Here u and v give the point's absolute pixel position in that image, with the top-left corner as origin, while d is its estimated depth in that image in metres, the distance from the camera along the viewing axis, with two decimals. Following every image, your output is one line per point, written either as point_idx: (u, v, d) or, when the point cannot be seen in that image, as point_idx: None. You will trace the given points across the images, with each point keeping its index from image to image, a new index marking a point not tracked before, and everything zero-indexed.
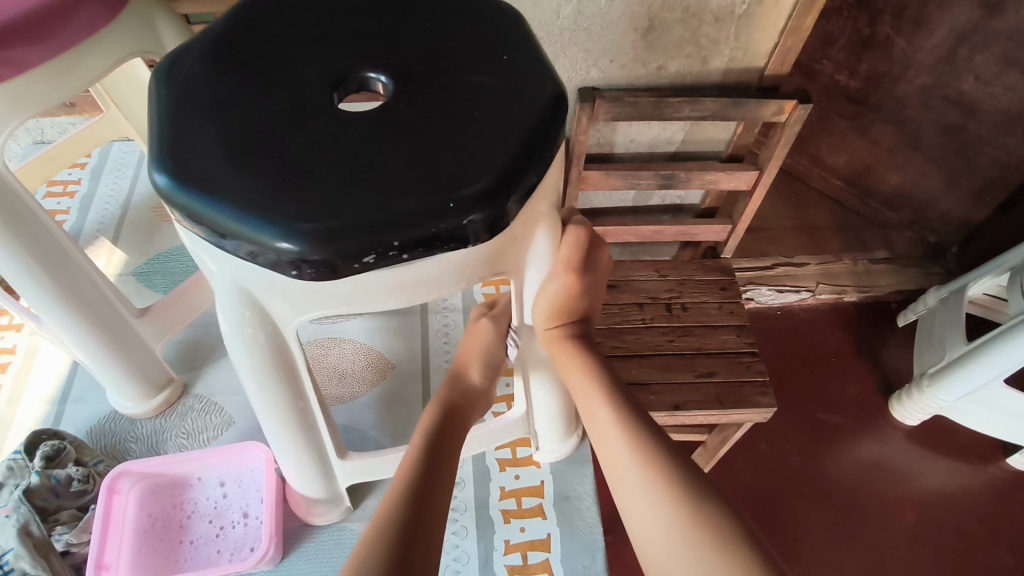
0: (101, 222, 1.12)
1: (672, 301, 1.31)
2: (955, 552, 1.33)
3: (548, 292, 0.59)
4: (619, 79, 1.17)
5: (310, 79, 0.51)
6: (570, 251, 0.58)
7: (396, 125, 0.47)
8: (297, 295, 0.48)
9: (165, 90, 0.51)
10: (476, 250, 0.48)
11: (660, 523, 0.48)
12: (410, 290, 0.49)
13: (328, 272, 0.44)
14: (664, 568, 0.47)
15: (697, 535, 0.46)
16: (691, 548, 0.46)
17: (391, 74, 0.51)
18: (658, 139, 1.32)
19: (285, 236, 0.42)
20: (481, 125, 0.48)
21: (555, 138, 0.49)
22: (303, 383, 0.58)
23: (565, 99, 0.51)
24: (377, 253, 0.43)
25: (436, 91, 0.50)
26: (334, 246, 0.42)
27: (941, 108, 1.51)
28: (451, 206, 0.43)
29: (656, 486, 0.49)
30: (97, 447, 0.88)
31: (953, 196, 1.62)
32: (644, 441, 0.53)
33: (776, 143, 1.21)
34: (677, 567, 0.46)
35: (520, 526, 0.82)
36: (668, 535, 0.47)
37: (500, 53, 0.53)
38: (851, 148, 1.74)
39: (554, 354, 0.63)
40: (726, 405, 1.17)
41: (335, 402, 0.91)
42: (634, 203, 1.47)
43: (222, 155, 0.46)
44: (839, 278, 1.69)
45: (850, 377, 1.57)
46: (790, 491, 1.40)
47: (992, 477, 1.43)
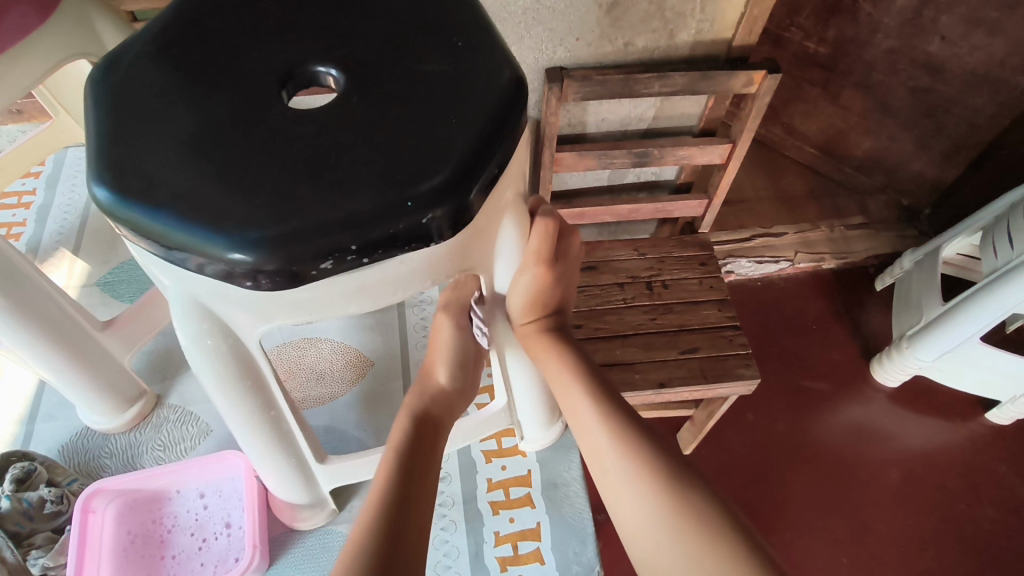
0: (60, 232, 1.08)
1: (652, 279, 1.31)
2: (939, 509, 1.36)
3: (520, 286, 0.57)
4: (586, 57, 1.15)
5: (255, 77, 0.48)
6: (541, 243, 0.55)
7: (348, 121, 0.45)
8: (256, 305, 0.46)
9: (103, 95, 0.48)
10: (441, 248, 0.46)
11: (647, 513, 0.47)
12: (373, 292, 0.47)
13: (286, 281, 0.42)
14: (651, 558, 0.46)
15: (685, 524, 0.45)
16: (679, 538, 0.45)
17: (341, 67, 0.49)
18: (630, 116, 1.30)
19: (236, 246, 0.40)
20: (438, 116, 0.46)
21: (514, 126, 0.47)
22: (273, 394, 0.56)
23: (524, 84, 0.49)
24: (335, 258, 0.41)
25: (388, 83, 0.48)
26: (290, 254, 0.40)
27: (909, 71, 1.52)
28: (409, 203, 0.42)
29: (642, 476, 0.49)
30: (70, 465, 0.86)
31: (924, 158, 1.64)
32: (626, 431, 0.52)
33: (747, 115, 1.20)
34: (667, 558, 0.45)
35: (509, 517, 0.82)
36: (655, 525, 0.46)
37: (454, 39, 0.51)
38: (823, 115, 1.74)
39: (531, 347, 0.61)
40: (710, 379, 1.18)
41: (315, 404, 0.89)
42: (610, 182, 1.46)
43: (165, 163, 0.44)
44: (816, 246, 1.70)
45: (831, 343, 1.59)
46: (777, 460, 1.41)
47: (972, 433, 1.46)
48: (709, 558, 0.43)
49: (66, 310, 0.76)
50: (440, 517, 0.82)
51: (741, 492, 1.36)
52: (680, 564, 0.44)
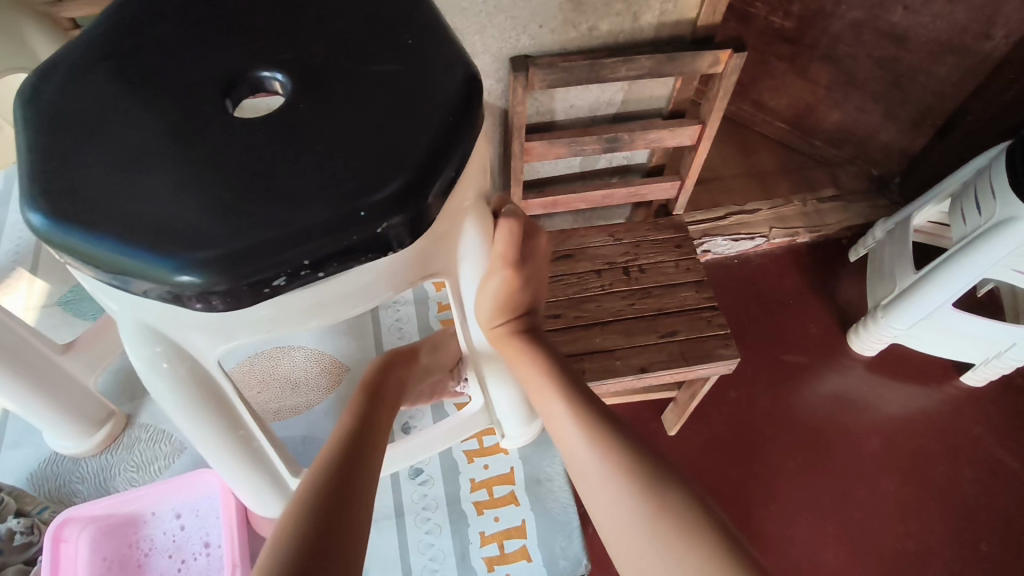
0: (15, 252, 1.05)
1: (629, 263, 1.31)
2: (920, 472, 1.39)
3: (488, 291, 0.55)
4: (551, 44, 1.13)
5: (195, 85, 0.46)
6: (507, 246, 0.53)
7: (296, 128, 0.43)
8: (210, 325, 0.44)
9: (34, 113, 0.46)
10: (400, 256, 0.45)
11: (626, 516, 0.46)
12: (330, 306, 0.45)
13: (237, 300, 0.40)
14: (632, 562, 0.45)
15: (665, 525, 0.45)
16: (659, 539, 0.45)
17: (287, 71, 0.47)
18: (598, 102, 1.29)
19: (182, 267, 0.38)
20: (390, 118, 0.44)
21: (470, 127, 0.46)
22: (239, 412, 0.54)
23: (477, 82, 0.48)
24: (289, 274, 0.39)
25: (337, 86, 0.46)
26: (240, 272, 0.38)
27: (874, 41, 1.52)
28: (362, 213, 0.40)
29: (621, 479, 0.48)
30: (41, 493, 0.84)
31: (892, 128, 1.65)
32: (602, 433, 0.51)
33: (715, 95, 1.20)
34: (650, 557, 0.44)
35: (493, 515, 0.83)
36: (635, 529, 0.46)
37: (404, 38, 0.49)
38: (791, 89, 1.74)
39: (503, 350, 0.60)
40: (690, 361, 1.19)
41: (291, 413, 0.88)
42: (582, 169, 1.44)
43: (104, 183, 0.41)
44: (790, 221, 1.71)
45: (809, 315, 1.61)
46: (761, 434, 1.42)
47: (949, 397, 1.49)
48: (690, 558, 0.43)
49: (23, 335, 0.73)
50: (425, 521, 0.82)
51: (727, 468, 1.38)
52: (660, 568, 0.44)
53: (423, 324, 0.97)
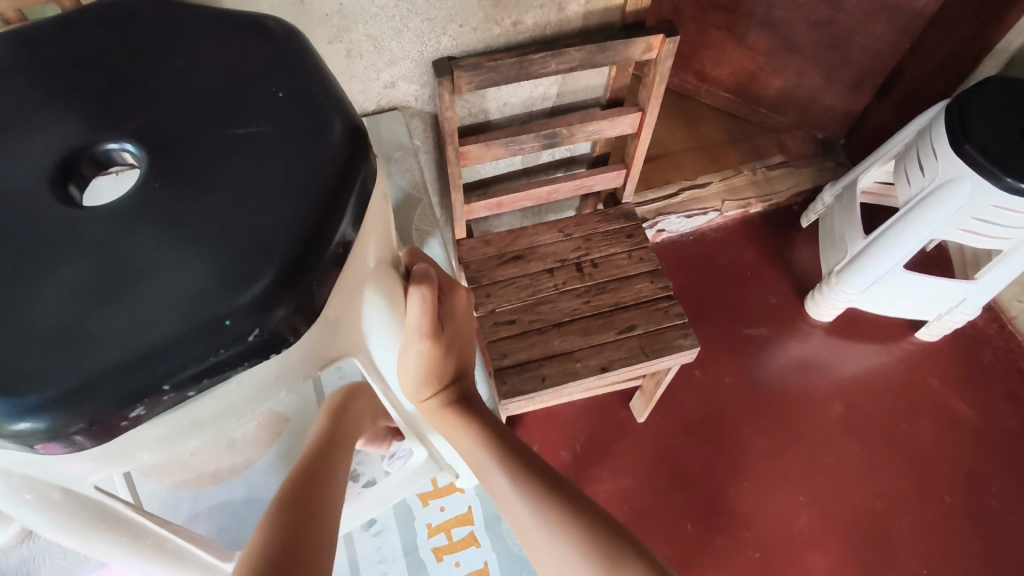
0: None
1: (581, 259, 1.27)
2: (883, 433, 1.40)
3: (406, 364, 0.51)
4: (474, 43, 1.06)
5: (24, 174, 0.39)
6: (420, 316, 0.48)
7: (143, 220, 0.37)
8: (73, 462, 0.38)
9: None
10: (288, 355, 0.39)
11: None
12: (212, 422, 0.40)
13: (94, 437, 0.34)
14: None
15: None
16: None
17: (138, 143, 0.40)
18: (533, 96, 1.23)
19: (16, 414, 0.32)
20: (257, 193, 0.38)
21: (354, 194, 0.40)
22: (141, 522, 0.50)
23: (362, 136, 0.42)
24: (148, 401, 0.34)
25: (192, 158, 0.39)
26: (86, 411, 0.33)
27: (810, 5, 1.48)
28: (227, 321, 0.34)
29: (576, 554, 0.45)
30: None
31: (833, 90, 1.64)
32: (549, 506, 0.47)
33: (652, 81, 1.15)
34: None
35: (454, 560, 0.91)
36: None
37: (274, 89, 0.43)
38: (732, 59, 1.70)
39: (435, 421, 0.56)
40: (651, 355, 1.17)
41: (229, 474, 0.84)
42: (524, 165, 1.39)
43: None
44: (742, 191, 1.69)
45: (767, 286, 1.60)
46: (728, 412, 1.42)
47: (906, 354, 1.50)
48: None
49: None
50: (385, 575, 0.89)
51: (697, 450, 1.37)
52: None
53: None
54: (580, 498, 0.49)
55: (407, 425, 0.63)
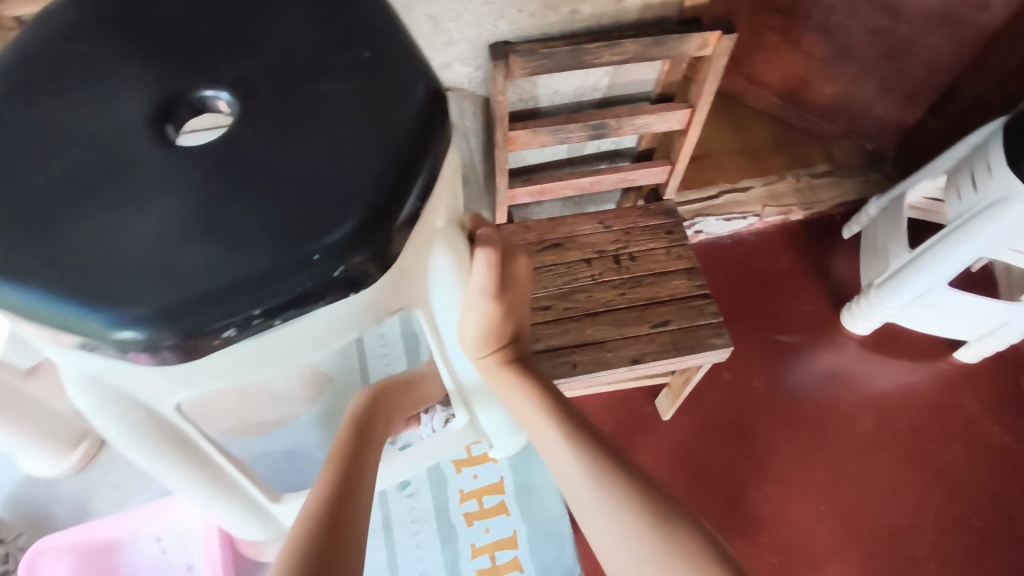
0: None
1: (619, 252, 1.28)
2: (912, 449, 1.38)
3: (468, 323, 0.53)
4: (531, 29, 1.07)
5: (129, 111, 0.42)
6: (485, 277, 0.50)
7: (240, 160, 0.40)
8: (162, 375, 0.41)
9: None
10: (364, 294, 0.42)
11: (632, 555, 0.46)
12: (294, 350, 0.43)
13: (186, 352, 0.37)
14: None
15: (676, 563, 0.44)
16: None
17: (233, 91, 0.43)
18: (583, 87, 1.24)
19: (120, 323, 0.35)
20: (343, 144, 0.41)
21: (431, 151, 0.43)
22: (210, 454, 0.53)
23: (442, 98, 0.44)
24: (240, 324, 0.37)
25: (284, 109, 0.42)
26: (184, 326, 0.36)
27: (869, 13, 1.46)
28: (316, 256, 0.37)
29: (626, 516, 0.47)
30: (15, 516, 0.85)
31: (885, 101, 1.62)
32: (603, 468, 0.50)
33: (705, 77, 1.15)
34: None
35: (484, 526, 0.93)
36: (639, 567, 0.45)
37: (360, 49, 0.45)
38: (784, 62, 1.68)
39: (492, 379, 0.58)
40: (683, 351, 1.18)
41: (275, 427, 0.88)
42: (569, 155, 1.41)
43: (29, 230, 0.38)
44: (783, 198, 1.67)
45: (804, 294, 1.59)
46: (756, 415, 1.41)
47: (942, 372, 1.48)
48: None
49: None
50: (415, 534, 0.92)
51: (722, 450, 1.37)
52: None
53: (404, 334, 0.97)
54: (630, 464, 0.51)
55: (455, 387, 0.66)
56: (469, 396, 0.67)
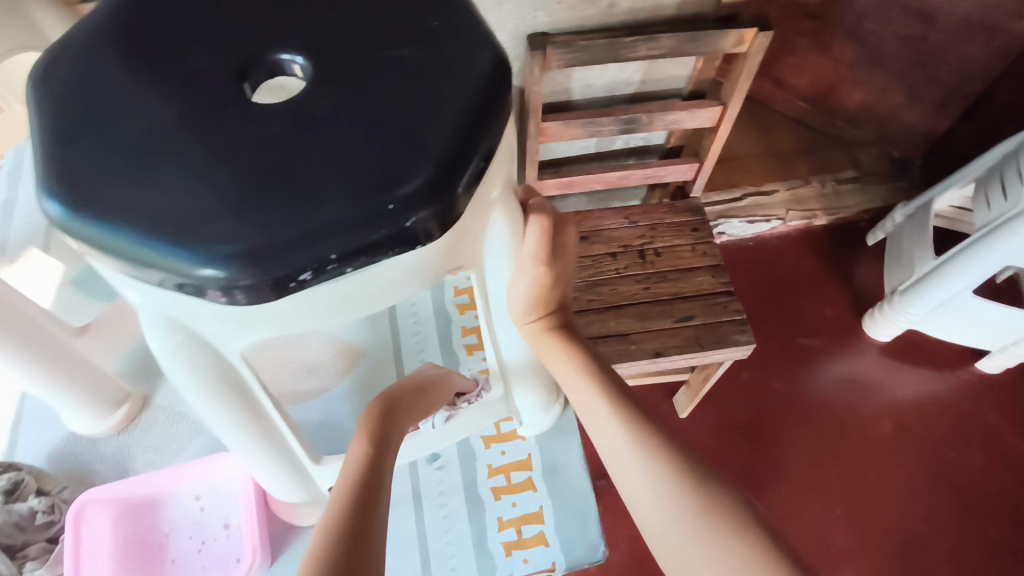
0: (27, 231, 0.99)
1: (645, 247, 1.29)
2: (930, 457, 1.38)
3: (518, 289, 0.56)
4: (569, 21, 1.09)
5: (211, 70, 0.45)
6: (537, 244, 0.54)
7: (316, 118, 0.42)
8: (233, 317, 0.45)
9: (45, 97, 0.44)
10: (427, 249, 0.44)
11: (669, 511, 0.47)
12: (357, 299, 0.46)
13: (263, 292, 0.39)
14: (675, 553, 0.47)
15: (714, 517, 0.46)
16: (706, 532, 0.46)
17: (308, 55, 0.45)
18: (616, 81, 1.25)
19: (206, 262, 0.38)
20: (414, 107, 0.43)
21: (495, 117, 0.44)
22: (263, 403, 0.57)
23: (506, 67, 0.46)
24: (316, 268, 0.39)
25: (358, 73, 0.45)
26: (265, 268, 0.38)
27: (902, 19, 1.47)
28: (391, 207, 0.39)
29: (664, 473, 0.49)
30: (58, 472, 0.81)
31: (914, 108, 1.61)
32: (643, 428, 0.52)
33: (738, 75, 1.16)
34: (697, 556, 0.45)
35: (512, 501, 0.82)
36: (677, 523, 0.47)
37: (428, 20, 0.47)
38: (814, 67, 1.69)
39: (538, 346, 0.60)
40: (706, 346, 1.17)
41: (306, 397, 0.87)
42: (598, 149, 1.42)
43: (117, 175, 0.40)
44: (808, 203, 1.67)
45: (825, 299, 1.59)
46: (774, 416, 1.42)
47: (963, 382, 1.47)
48: (736, 552, 0.44)
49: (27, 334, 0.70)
50: (440, 507, 0.81)
51: (739, 449, 1.37)
52: (705, 561, 0.45)
53: (438, 310, 0.95)
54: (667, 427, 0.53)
55: (497, 363, 0.72)
56: (506, 368, 0.72)
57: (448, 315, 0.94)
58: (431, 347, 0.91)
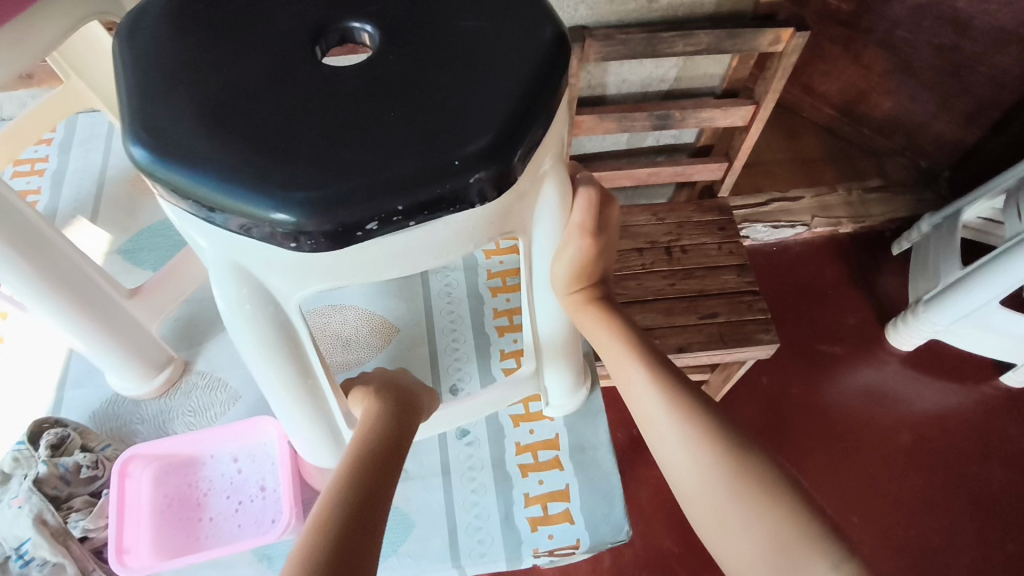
0: (76, 199, 1.03)
1: (671, 243, 1.30)
2: (949, 469, 1.37)
3: (564, 257, 0.61)
4: (608, 15, 1.11)
5: (287, 34, 0.47)
6: (584, 214, 0.59)
7: (385, 79, 0.44)
8: (295, 267, 0.47)
9: (130, 52, 0.47)
10: (485, 209, 0.46)
11: (704, 477, 0.50)
12: (415, 256, 0.47)
13: (331, 241, 0.41)
14: (709, 517, 0.49)
15: (748, 483, 0.48)
16: (741, 498, 0.48)
17: (377, 24, 0.47)
18: (650, 77, 1.27)
19: (280, 206, 0.40)
20: (479, 73, 0.45)
21: (557, 85, 0.46)
22: (311, 360, 0.58)
23: (566, 41, 0.48)
24: (382, 219, 0.41)
25: (426, 40, 0.47)
26: (334, 215, 0.40)
27: (936, 28, 1.47)
28: (456, 163, 0.41)
29: (699, 441, 0.51)
30: (103, 430, 0.84)
31: (945, 119, 1.60)
32: (681, 398, 0.54)
33: (773, 75, 1.16)
34: (728, 518, 0.48)
35: (538, 479, 0.83)
36: (712, 488, 0.49)
37: None
38: (844, 74, 1.69)
39: (578, 315, 0.65)
40: (729, 344, 1.17)
41: (341, 369, 0.88)
42: (628, 146, 1.43)
43: (198, 124, 0.42)
44: (834, 210, 1.67)
45: (848, 307, 1.57)
46: (792, 421, 1.42)
47: (986, 396, 1.45)
48: (768, 517, 0.47)
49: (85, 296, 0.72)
50: (470, 480, 0.83)
51: None
52: (737, 523, 0.47)
53: (471, 292, 0.96)
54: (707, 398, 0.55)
55: (532, 341, 0.73)
56: (540, 345, 0.73)
57: (480, 298, 0.95)
58: (463, 326, 0.93)
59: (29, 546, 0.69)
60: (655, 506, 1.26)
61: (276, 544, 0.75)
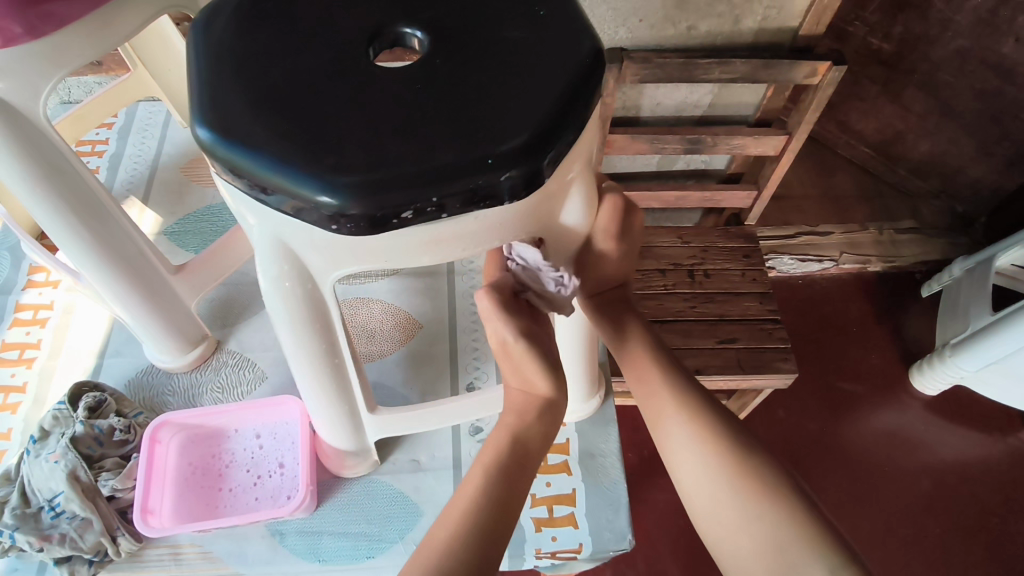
0: (130, 180, 1.09)
1: (694, 267, 1.31)
2: (970, 520, 1.33)
3: (587, 258, 0.65)
4: (648, 39, 1.14)
5: (345, 34, 0.51)
6: (608, 218, 0.63)
7: (431, 81, 0.48)
8: (334, 248, 0.50)
9: (202, 42, 0.51)
10: (513, 207, 0.49)
11: (706, 473, 0.52)
12: (445, 246, 0.51)
13: (369, 226, 0.45)
14: (709, 511, 0.51)
15: (747, 481, 0.50)
16: (742, 493, 0.50)
17: (426, 30, 0.51)
18: (685, 102, 1.29)
19: (326, 190, 0.43)
20: (518, 79, 0.48)
21: (591, 96, 0.49)
22: (338, 340, 0.62)
23: (602, 56, 0.51)
24: (416, 209, 0.44)
25: (472, 47, 0.50)
26: (374, 201, 0.43)
27: (979, 73, 1.48)
28: (489, 161, 0.44)
29: (704, 440, 0.53)
30: (135, 398, 0.88)
31: (983, 165, 1.59)
32: (690, 398, 0.57)
33: (807, 107, 1.17)
34: (725, 513, 0.50)
35: (546, 481, 0.85)
36: (714, 483, 0.51)
37: (536, 9, 0.53)
38: (882, 114, 1.70)
39: (596, 317, 0.67)
40: (747, 370, 1.17)
41: (367, 359, 0.92)
42: (658, 168, 1.46)
43: (257, 110, 0.46)
44: (863, 247, 1.66)
45: (871, 345, 1.56)
46: (807, 456, 1.40)
47: (1012, 449, 1.42)
48: (765, 512, 0.49)
49: (134, 264, 0.77)
50: None
51: None
52: (737, 517, 0.50)
53: None
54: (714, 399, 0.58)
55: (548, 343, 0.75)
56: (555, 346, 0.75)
57: None
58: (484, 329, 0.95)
59: (60, 499, 0.72)
60: (661, 529, 1.26)
61: (289, 521, 0.79)
